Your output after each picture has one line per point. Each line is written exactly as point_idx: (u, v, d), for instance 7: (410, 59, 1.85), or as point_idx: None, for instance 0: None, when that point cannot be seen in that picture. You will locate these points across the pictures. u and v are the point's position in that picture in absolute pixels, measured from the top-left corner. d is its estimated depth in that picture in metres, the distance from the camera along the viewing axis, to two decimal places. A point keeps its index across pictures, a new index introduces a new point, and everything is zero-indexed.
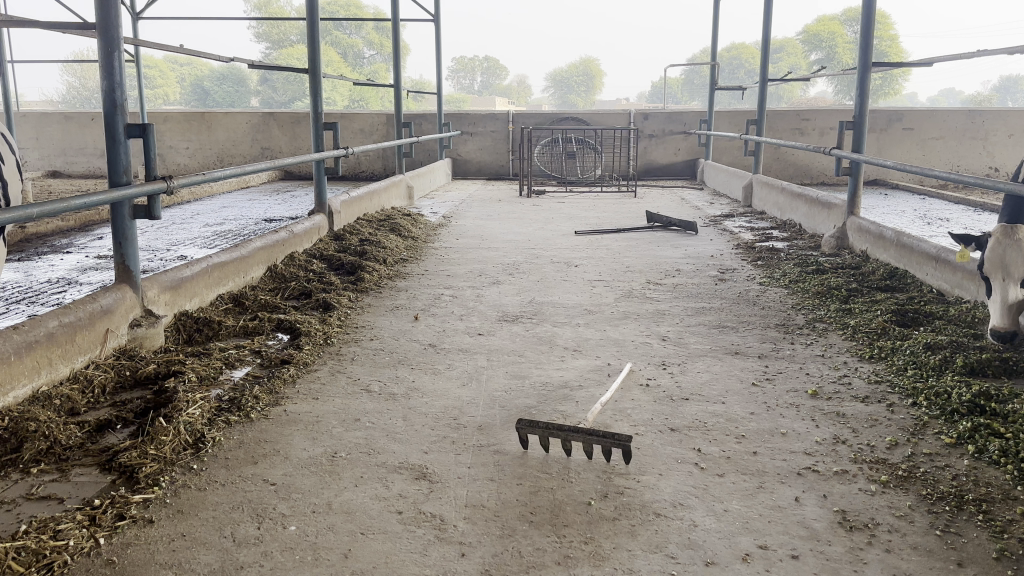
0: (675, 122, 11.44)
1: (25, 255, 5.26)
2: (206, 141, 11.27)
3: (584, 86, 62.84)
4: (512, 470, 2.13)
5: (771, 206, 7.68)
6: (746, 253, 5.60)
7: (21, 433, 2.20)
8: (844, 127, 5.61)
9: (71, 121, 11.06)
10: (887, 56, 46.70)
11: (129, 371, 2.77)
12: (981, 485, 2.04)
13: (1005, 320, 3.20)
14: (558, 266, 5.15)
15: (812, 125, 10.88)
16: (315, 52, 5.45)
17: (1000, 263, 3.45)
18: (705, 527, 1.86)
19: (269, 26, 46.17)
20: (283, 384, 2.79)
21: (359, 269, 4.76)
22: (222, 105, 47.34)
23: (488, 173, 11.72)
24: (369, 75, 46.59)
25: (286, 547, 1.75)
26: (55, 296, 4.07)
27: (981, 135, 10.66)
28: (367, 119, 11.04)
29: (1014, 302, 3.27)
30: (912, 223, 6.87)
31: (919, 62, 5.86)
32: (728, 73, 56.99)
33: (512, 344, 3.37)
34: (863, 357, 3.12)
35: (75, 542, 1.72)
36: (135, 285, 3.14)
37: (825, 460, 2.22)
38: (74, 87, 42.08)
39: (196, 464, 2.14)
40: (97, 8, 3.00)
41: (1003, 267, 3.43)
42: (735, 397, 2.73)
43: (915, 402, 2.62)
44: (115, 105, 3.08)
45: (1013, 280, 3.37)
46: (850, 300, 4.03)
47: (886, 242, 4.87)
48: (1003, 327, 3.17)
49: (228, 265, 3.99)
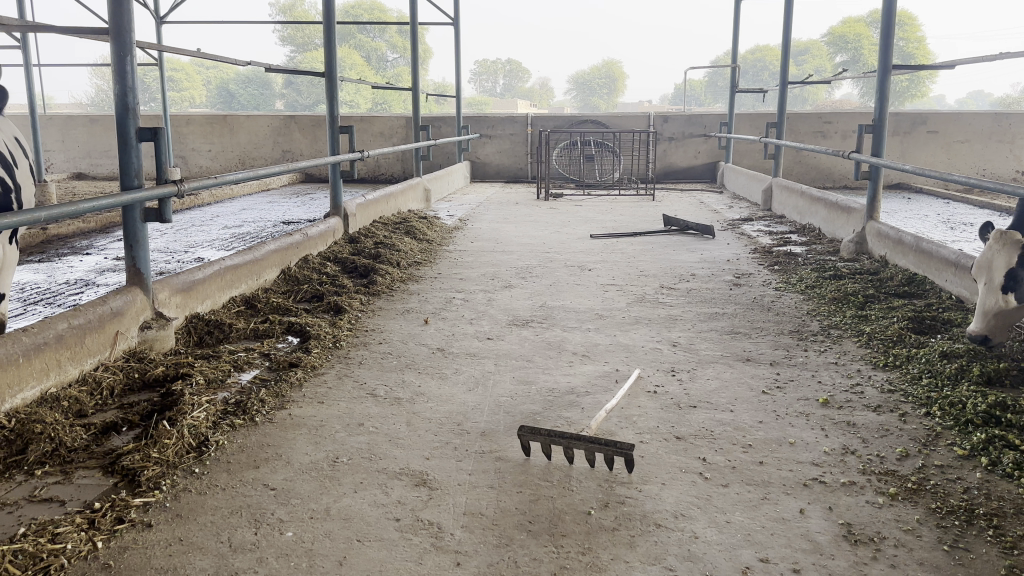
0: (695, 125, 11.36)
1: (46, 256, 5.33)
2: (228, 144, 11.38)
3: (606, 90, 62.62)
4: (512, 478, 2.11)
5: (790, 210, 7.60)
6: (763, 258, 5.54)
7: (27, 435, 2.22)
8: (863, 131, 5.52)
9: (96, 124, 11.23)
10: (915, 58, 45.96)
11: (137, 373, 2.79)
12: (993, 499, 1.98)
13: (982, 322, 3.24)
14: (571, 270, 5.13)
15: (834, 127, 10.76)
16: (331, 56, 5.46)
17: (986, 264, 3.36)
18: (706, 539, 1.83)
19: (293, 30, 46.69)
20: (290, 388, 2.79)
21: (372, 272, 4.76)
22: (246, 108, 47.84)
23: (507, 176, 11.72)
24: (391, 77, 46.83)
25: (281, 553, 1.74)
26: (73, 297, 4.12)
27: (1008, 138, 10.46)
28: (386, 122, 11.09)
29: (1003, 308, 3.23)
30: (935, 227, 6.76)
31: (942, 64, 5.78)
32: (752, 75, 56.41)
33: (520, 348, 3.35)
34: (877, 365, 3.07)
35: (72, 546, 1.73)
36: (146, 288, 3.16)
37: (833, 471, 2.17)
38: (102, 90, 42.76)
39: (197, 468, 2.15)
40: (110, 13, 3.03)
41: (987, 270, 3.35)
42: (745, 404, 2.69)
43: (928, 412, 2.57)
44: (127, 109, 3.11)
45: (993, 286, 3.29)
46: (867, 306, 3.97)
47: (905, 247, 4.80)
48: (976, 330, 3.23)
49: (242, 268, 4.01)
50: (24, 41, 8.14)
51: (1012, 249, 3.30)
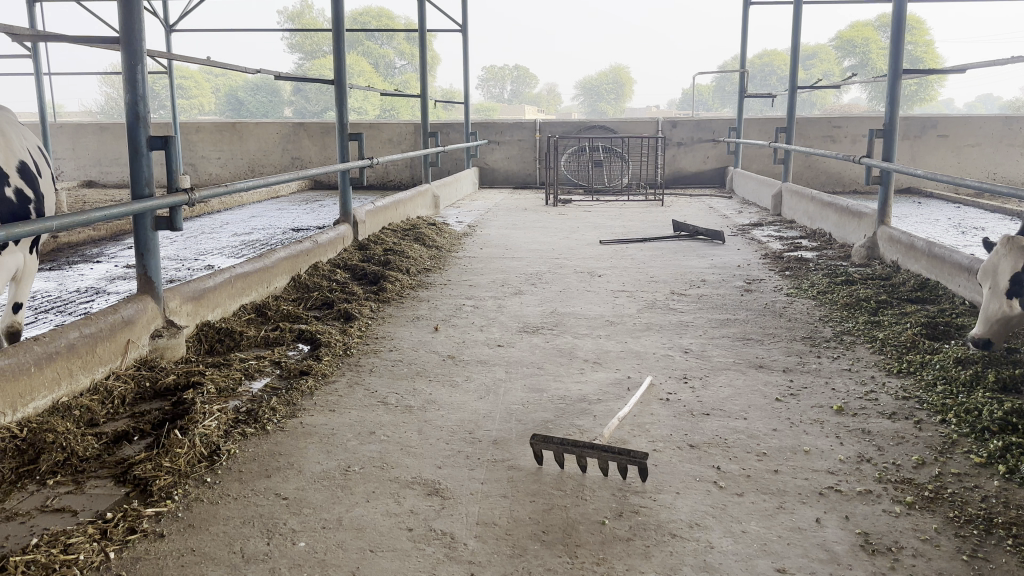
0: (703, 130, 11.33)
1: (56, 264, 5.35)
2: (238, 151, 11.42)
3: (614, 95, 62.63)
4: (525, 487, 2.10)
5: (801, 214, 7.56)
6: (774, 264, 5.51)
7: (39, 445, 2.22)
8: (874, 135, 5.48)
9: (107, 132, 11.30)
10: (924, 62, 45.78)
11: (149, 382, 2.79)
12: (1012, 507, 1.96)
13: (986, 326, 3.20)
14: (581, 276, 5.11)
15: (843, 132, 10.72)
16: (340, 63, 5.46)
17: (992, 269, 3.34)
18: (722, 549, 1.81)
19: (301, 38, 46.93)
20: (300, 396, 2.79)
21: (382, 279, 4.75)
22: (256, 115, 48.13)
23: (515, 181, 11.72)
24: (399, 83, 46.97)
25: (294, 564, 1.74)
26: (83, 305, 4.13)
27: (1018, 142, 10.41)
28: (395, 129, 11.13)
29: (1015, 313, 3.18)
30: (947, 232, 6.70)
31: (952, 68, 5.79)
32: (759, 79, 56.29)
33: (531, 355, 3.34)
34: (891, 371, 3.04)
35: (85, 557, 1.73)
36: (157, 296, 3.17)
37: (849, 479, 2.15)
38: (112, 98, 43.03)
39: (209, 477, 2.14)
40: (121, 21, 3.04)
41: (993, 275, 3.33)
42: (758, 412, 2.66)
43: (944, 420, 2.54)
44: (138, 118, 3.13)
45: (1000, 290, 3.26)
46: (880, 312, 3.94)
47: (917, 252, 4.77)
48: (980, 334, 3.18)
49: (252, 275, 4.02)
50: (36, 50, 8.20)
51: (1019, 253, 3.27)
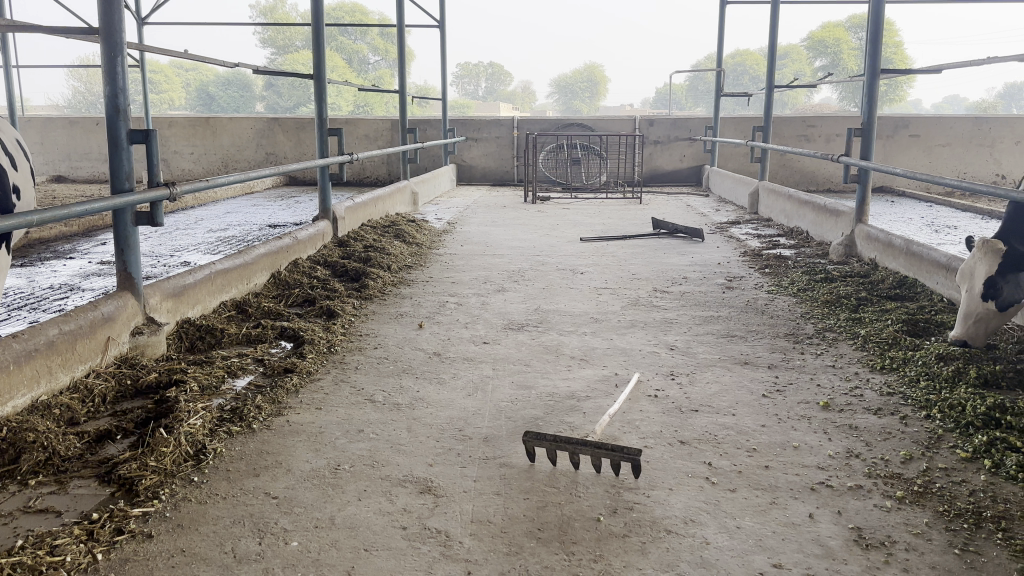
0: (680, 129, 11.40)
1: (28, 260, 5.23)
2: (211, 146, 11.26)
3: (588, 92, 62.89)
4: (519, 485, 2.08)
5: (778, 213, 7.62)
6: (754, 261, 5.56)
7: (19, 444, 2.16)
8: (852, 135, 5.52)
9: (75, 126, 11.06)
10: (893, 63, 46.41)
11: (130, 381, 2.73)
12: (999, 502, 1.98)
13: (963, 328, 3.25)
14: (563, 273, 5.11)
15: (818, 131, 10.85)
16: (320, 57, 5.39)
17: (968, 273, 3.43)
18: (718, 545, 1.81)
19: (274, 32, 46.30)
20: (286, 394, 2.75)
21: (363, 275, 4.71)
22: (227, 109, 47.50)
23: (493, 179, 11.69)
24: (373, 79, 46.51)
25: (288, 563, 1.71)
26: (58, 302, 4.05)
27: (988, 142, 10.57)
28: (371, 125, 11.05)
29: (991, 313, 3.24)
30: (921, 231, 6.81)
31: (926, 68, 5.87)
32: (732, 78, 56.77)
33: (517, 353, 3.33)
34: (874, 368, 3.07)
35: (72, 558, 1.69)
36: (137, 293, 3.10)
37: (839, 475, 2.17)
38: (79, 91, 42.16)
39: (196, 476, 2.10)
40: (101, 13, 2.97)
41: (969, 277, 3.41)
42: (746, 408, 2.68)
43: (928, 415, 2.57)
44: (118, 111, 3.05)
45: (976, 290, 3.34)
46: (860, 309, 3.98)
47: (894, 250, 4.83)
48: (958, 335, 3.24)
49: (233, 272, 3.96)
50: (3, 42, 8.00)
51: (992, 258, 3.37)
